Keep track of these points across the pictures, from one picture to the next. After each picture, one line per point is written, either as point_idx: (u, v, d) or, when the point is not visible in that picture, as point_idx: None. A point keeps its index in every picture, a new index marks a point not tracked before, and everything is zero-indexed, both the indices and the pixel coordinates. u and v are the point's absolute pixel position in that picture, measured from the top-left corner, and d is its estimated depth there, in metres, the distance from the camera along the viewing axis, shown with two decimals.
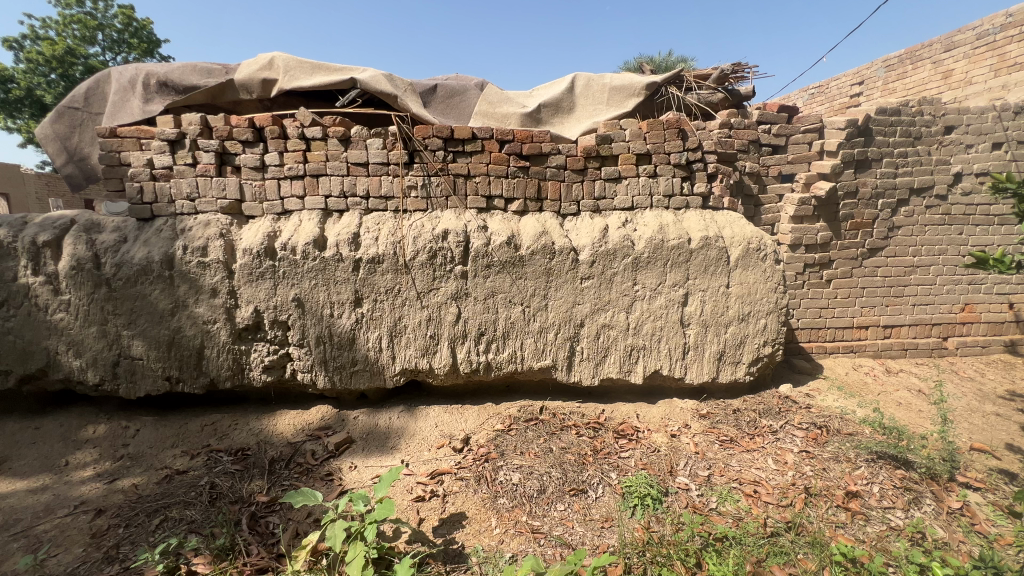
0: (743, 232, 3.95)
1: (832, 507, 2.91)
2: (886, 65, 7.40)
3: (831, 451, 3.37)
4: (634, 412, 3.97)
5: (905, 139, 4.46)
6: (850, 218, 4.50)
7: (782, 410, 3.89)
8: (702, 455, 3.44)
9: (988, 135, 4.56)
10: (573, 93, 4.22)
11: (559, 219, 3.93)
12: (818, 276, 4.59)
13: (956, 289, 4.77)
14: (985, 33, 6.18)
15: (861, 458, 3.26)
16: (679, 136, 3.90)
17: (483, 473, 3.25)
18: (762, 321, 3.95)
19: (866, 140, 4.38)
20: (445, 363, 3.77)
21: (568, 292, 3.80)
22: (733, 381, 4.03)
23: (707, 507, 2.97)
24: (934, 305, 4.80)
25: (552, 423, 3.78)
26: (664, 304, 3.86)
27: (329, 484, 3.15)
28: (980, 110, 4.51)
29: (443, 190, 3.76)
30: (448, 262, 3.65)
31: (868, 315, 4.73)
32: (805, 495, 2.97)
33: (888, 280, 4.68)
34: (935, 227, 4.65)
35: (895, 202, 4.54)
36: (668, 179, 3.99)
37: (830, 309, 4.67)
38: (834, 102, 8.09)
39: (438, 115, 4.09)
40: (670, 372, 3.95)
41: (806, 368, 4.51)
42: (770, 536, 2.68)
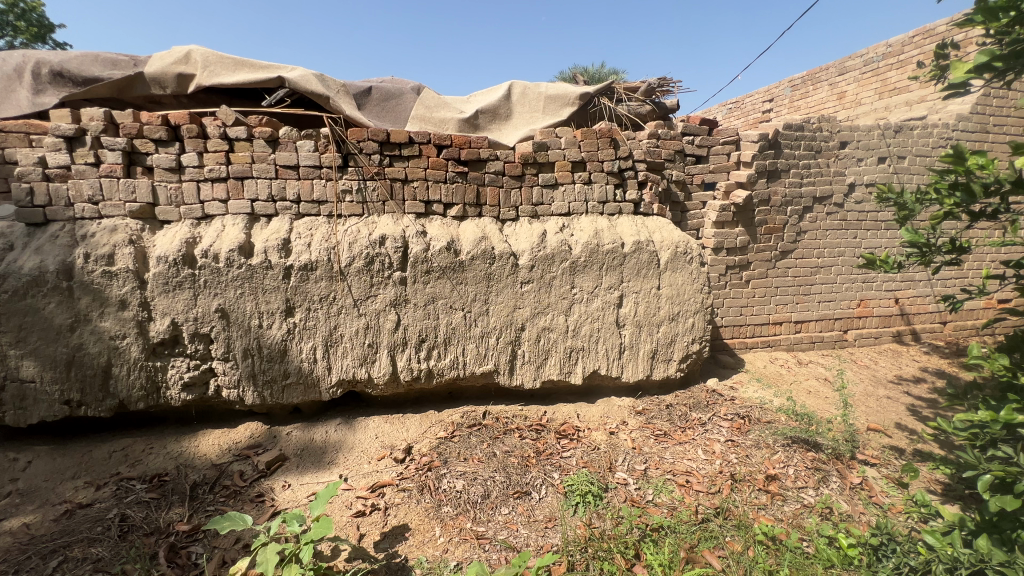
0: (671, 237, 4.19)
1: (754, 490, 3.15)
2: (791, 85, 8.17)
3: (753, 439, 3.64)
4: (574, 412, 4.08)
5: (808, 152, 4.94)
6: (764, 224, 4.91)
7: (709, 403, 4.16)
8: (639, 450, 3.59)
9: (874, 150, 5.14)
10: (510, 100, 4.29)
11: (498, 224, 3.96)
12: (738, 277, 4.96)
13: (854, 286, 5.33)
14: (870, 61, 6.98)
15: (778, 443, 3.55)
16: (611, 145, 4.08)
17: (426, 482, 3.20)
18: (690, 320, 4.21)
19: (776, 153, 4.81)
20: (385, 372, 3.68)
21: (509, 297, 3.84)
22: (665, 377, 4.25)
23: (644, 499, 3.10)
24: (836, 302, 5.33)
25: (495, 427, 3.79)
26: (600, 306, 4.00)
27: (259, 506, 2.96)
28: (868, 128, 5.08)
29: (379, 195, 3.67)
30: (386, 268, 3.57)
31: (782, 312, 5.18)
32: (731, 482, 3.19)
33: (798, 280, 5.15)
34: (835, 231, 5.18)
35: (801, 209, 5.01)
36: (602, 186, 4.16)
37: (749, 307, 5.06)
38: (749, 116, 8.99)
39: (373, 118, 3.99)
40: (608, 371, 4.10)
41: (729, 362, 4.86)
42: (701, 523, 2.85)
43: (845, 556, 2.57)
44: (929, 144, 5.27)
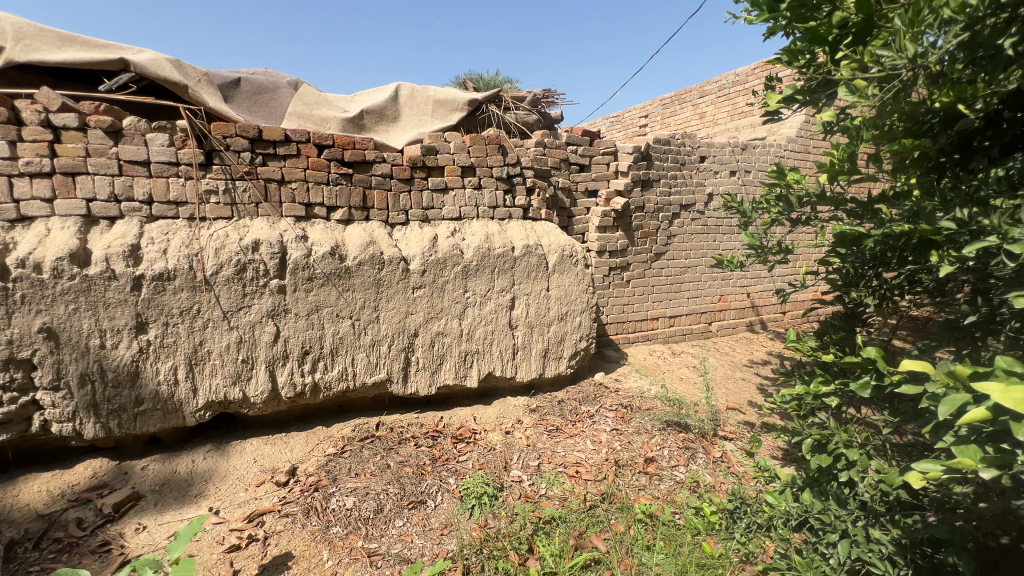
0: (558, 241, 4.41)
1: (635, 473, 3.43)
2: (662, 103, 9.07)
3: (634, 426, 3.97)
4: (471, 415, 4.10)
5: (674, 165, 5.52)
6: (641, 228, 5.38)
7: (597, 396, 4.44)
8: (533, 446, 3.71)
9: (727, 164, 5.90)
10: (397, 102, 4.20)
11: (387, 228, 3.85)
12: (620, 277, 5.38)
13: (715, 283, 6.05)
14: (722, 87, 8.00)
15: (655, 428, 3.92)
16: (500, 151, 4.19)
17: (313, 504, 2.99)
18: (578, 319, 4.46)
19: (647, 164, 5.30)
20: (264, 389, 3.37)
21: (400, 303, 3.75)
22: (557, 374, 4.46)
23: (537, 494, 3.21)
24: (702, 297, 6.01)
25: (389, 438, 3.67)
26: (493, 309, 4.08)
27: (103, 557, 2.53)
28: (721, 145, 5.80)
29: (252, 197, 3.37)
30: (261, 276, 3.28)
31: (658, 308, 5.72)
32: (616, 468, 3.44)
33: (670, 279, 5.72)
34: (698, 235, 5.84)
35: (670, 215, 5.58)
36: (492, 191, 4.24)
37: (630, 305, 5.51)
38: (628, 129, 9.84)
39: (243, 112, 3.65)
40: (502, 372, 4.19)
41: (614, 356, 5.25)
42: (588, 509, 3.02)
43: (708, 523, 2.91)
44: (767, 161, 6.16)
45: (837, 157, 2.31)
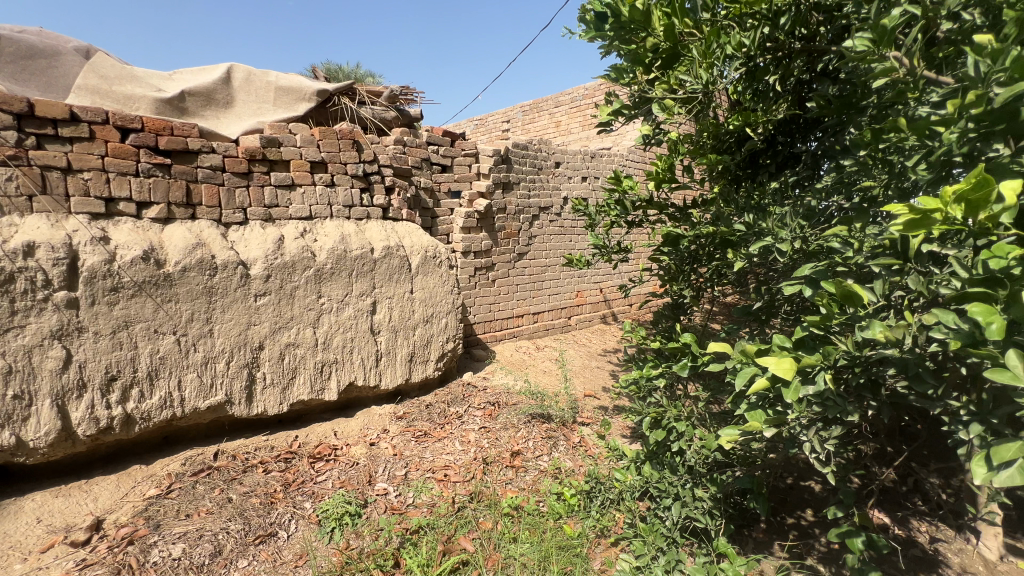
0: (421, 242, 4.31)
1: (502, 468, 3.52)
2: (522, 109, 9.49)
3: (501, 421, 4.08)
4: (331, 430, 3.80)
5: (532, 169, 5.80)
6: (503, 229, 5.55)
7: (465, 396, 4.46)
8: (400, 456, 3.58)
9: (579, 171, 6.38)
10: (230, 85, 3.70)
11: (221, 229, 3.36)
12: (485, 277, 5.49)
13: (573, 280, 6.50)
14: (574, 98, 8.65)
15: (520, 421, 4.08)
16: (354, 147, 3.95)
17: (127, 561, 2.45)
18: (444, 321, 4.41)
19: (507, 167, 5.48)
20: (49, 429, 2.69)
21: (239, 313, 3.31)
22: (424, 378, 4.36)
23: (404, 504, 3.10)
24: (562, 294, 6.41)
25: (231, 468, 3.21)
26: (352, 315, 3.83)
27: None
28: (574, 153, 6.26)
29: (23, 188, 2.68)
30: (40, 288, 2.61)
31: (523, 306, 5.97)
32: (483, 466, 3.49)
33: (532, 277, 6.01)
34: (557, 235, 6.22)
35: (531, 217, 5.85)
36: (347, 189, 3.98)
37: (496, 304, 5.65)
38: (492, 132, 10.11)
39: (6, 80, 2.86)
40: (365, 381, 3.96)
41: (482, 355, 5.34)
42: (457, 512, 3.01)
43: (568, 506, 3.09)
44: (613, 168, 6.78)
45: (659, 168, 2.63)
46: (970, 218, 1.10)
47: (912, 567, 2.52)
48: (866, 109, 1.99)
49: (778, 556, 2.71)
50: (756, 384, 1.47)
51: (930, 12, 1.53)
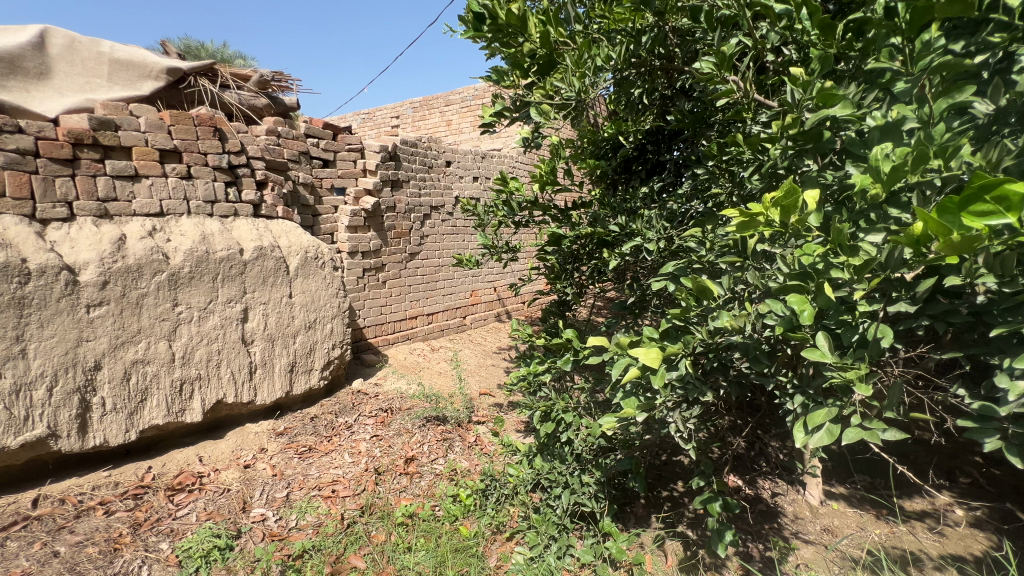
0: (300, 241, 3.98)
1: (396, 476, 3.40)
2: (412, 106, 9.26)
3: (395, 428, 3.95)
4: (195, 455, 3.34)
5: (422, 167, 5.69)
6: (393, 228, 5.36)
7: (355, 405, 4.24)
8: (280, 476, 3.27)
9: (471, 170, 6.40)
10: (44, 52, 3.05)
11: (37, 227, 2.82)
12: (376, 279, 5.27)
13: (467, 280, 6.49)
14: (465, 98, 8.66)
15: (415, 426, 3.99)
16: (215, 135, 3.56)
17: None
18: (329, 326, 4.13)
19: (396, 164, 5.30)
20: None
21: (65, 328, 2.76)
22: (308, 389, 4.04)
23: (286, 528, 2.84)
24: (456, 294, 6.37)
25: (58, 515, 2.66)
26: (218, 324, 3.40)
27: None
28: (465, 152, 6.26)
29: None
30: None
31: (416, 307, 5.82)
32: (376, 476, 3.34)
33: (426, 277, 5.89)
34: (450, 235, 6.17)
35: (422, 216, 5.73)
36: (209, 183, 3.54)
37: (387, 306, 5.45)
38: (381, 128, 9.73)
39: None
40: (236, 398, 3.54)
41: (373, 360, 5.11)
42: (347, 529, 2.83)
43: (464, 507, 3.08)
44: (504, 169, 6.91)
45: (543, 170, 2.74)
46: (786, 221, 1.30)
47: (759, 520, 2.94)
48: (714, 124, 2.27)
49: (655, 527, 2.98)
50: (629, 373, 1.59)
51: (758, 44, 1.78)
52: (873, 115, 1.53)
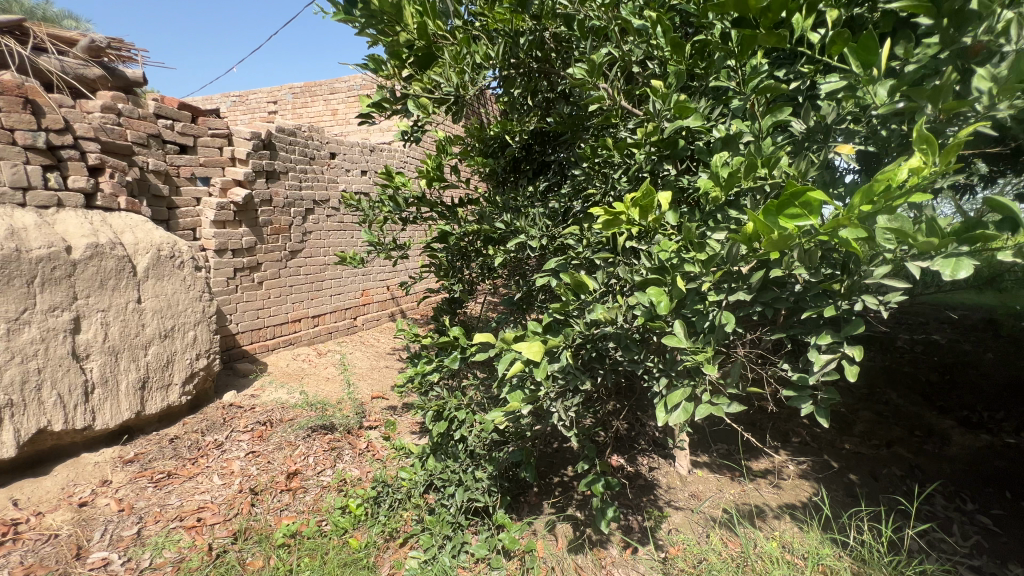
0: (150, 237, 3.51)
1: (276, 494, 3.13)
2: (291, 91, 8.54)
3: (275, 442, 3.64)
4: (7, 498, 2.73)
5: (302, 158, 5.28)
6: (270, 224, 4.91)
7: (227, 420, 3.81)
8: (128, 510, 2.81)
9: (358, 164, 6.08)
10: None
11: None
12: (250, 279, 4.80)
13: (357, 279, 6.14)
14: (351, 87, 8.20)
15: (298, 438, 3.72)
16: (29, 108, 3.09)
17: None
18: (191, 334, 3.65)
19: (271, 154, 4.85)
20: None
21: None
22: (166, 408, 3.52)
23: (137, 570, 2.44)
24: (345, 294, 6.00)
25: None
26: (37, 337, 2.86)
27: None
28: (351, 144, 5.92)
29: None
30: None
31: (299, 309, 5.39)
32: (251, 497, 3.04)
33: (310, 277, 5.49)
34: (336, 231, 5.81)
35: (304, 211, 5.32)
36: (21, 166, 3.01)
37: (265, 309, 4.98)
38: (255, 113, 8.83)
39: None
40: (67, 425, 2.95)
41: (249, 369, 4.64)
42: (215, 560, 2.53)
43: (354, 518, 2.92)
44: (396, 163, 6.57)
45: (429, 166, 2.69)
46: (643, 220, 1.43)
47: (638, 494, 3.21)
48: (590, 129, 2.41)
49: (547, 513, 3.10)
50: (513, 368, 1.62)
51: (625, 56, 1.94)
52: (716, 127, 1.75)
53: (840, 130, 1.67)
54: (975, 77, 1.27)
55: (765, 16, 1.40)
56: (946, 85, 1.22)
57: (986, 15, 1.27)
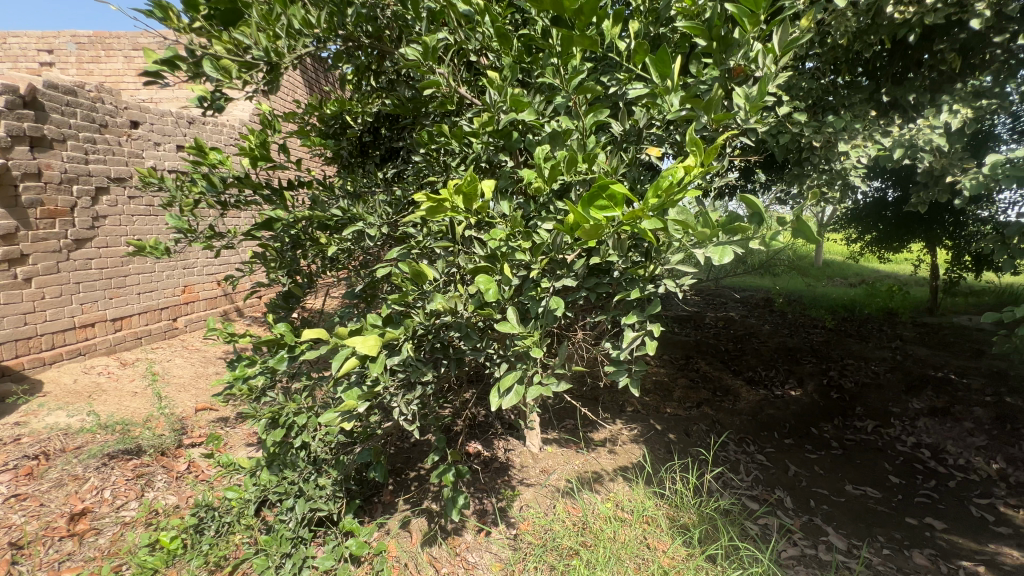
0: None
1: (54, 543, 2.54)
2: (75, 41, 6.93)
3: (53, 478, 2.95)
4: None
5: (88, 123, 4.34)
6: (40, 204, 3.94)
7: None
8: None
9: (171, 137, 5.19)
10: None
11: None
12: (9, 275, 3.77)
13: (174, 273, 5.21)
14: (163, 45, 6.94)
15: (89, 469, 3.06)
16: None
17: None
18: None
19: (38, 116, 3.92)
20: None
21: None
22: None
23: None
24: (158, 291, 5.05)
25: None
26: None
27: None
28: (160, 113, 5.05)
29: None
30: None
31: (91, 311, 4.38)
32: (13, 553, 2.43)
33: (106, 271, 4.50)
34: (143, 216, 4.88)
35: (93, 190, 4.37)
36: None
37: (37, 313, 3.95)
38: (20, 63, 6.95)
39: None
40: None
41: (15, 390, 3.64)
42: None
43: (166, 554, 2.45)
44: (223, 140, 5.80)
45: (251, 142, 2.24)
46: (468, 207, 1.44)
47: (492, 477, 3.30)
48: (429, 114, 2.37)
49: (400, 511, 3.01)
50: (346, 365, 1.36)
51: (459, 43, 1.94)
52: (547, 122, 1.83)
53: (648, 134, 1.88)
54: (736, 95, 1.53)
55: (578, 18, 1.55)
56: (714, 100, 1.45)
57: (746, 42, 1.53)
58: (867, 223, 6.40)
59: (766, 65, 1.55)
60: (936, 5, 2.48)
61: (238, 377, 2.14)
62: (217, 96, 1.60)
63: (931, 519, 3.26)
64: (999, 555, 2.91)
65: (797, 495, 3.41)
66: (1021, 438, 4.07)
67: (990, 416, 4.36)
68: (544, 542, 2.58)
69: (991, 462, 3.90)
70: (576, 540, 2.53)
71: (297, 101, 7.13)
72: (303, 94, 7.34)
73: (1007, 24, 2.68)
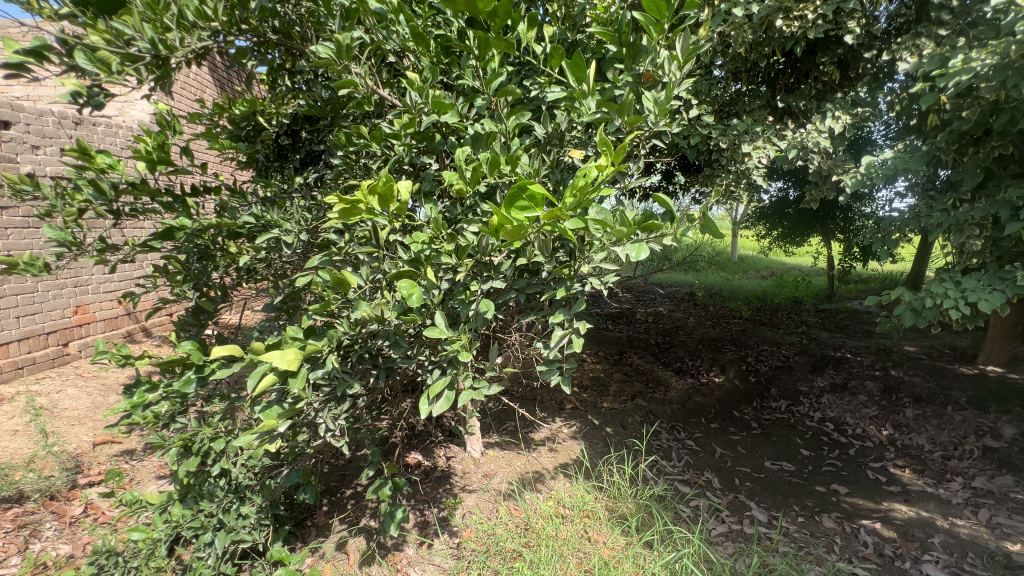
0: None
1: None
2: None
3: None
4: None
5: None
6: None
7: None
8: None
9: (52, 139, 4.64)
10: None
11: None
12: None
13: (63, 293, 4.64)
14: None
15: None
16: None
17: None
18: None
19: None
20: None
21: None
22: None
23: None
24: (42, 314, 4.47)
25: None
26: None
27: None
28: (37, 112, 4.51)
29: None
30: None
31: None
32: None
33: None
34: (18, 229, 4.31)
35: None
36: None
37: None
38: None
39: None
40: None
41: None
42: None
43: None
44: (117, 143, 5.34)
45: (146, 145, 1.98)
46: (384, 209, 1.38)
47: (432, 487, 3.22)
48: (349, 116, 2.31)
49: (336, 533, 2.87)
50: (262, 384, 1.22)
51: (378, 43, 1.90)
52: (469, 125, 1.83)
53: (570, 137, 1.92)
54: (645, 99, 1.62)
55: (494, 20, 1.57)
56: (627, 102, 1.51)
57: (653, 50, 1.63)
58: (772, 220, 7.02)
59: (671, 71, 1.67)
60: (817, 21, 2.77)
61: (136, 405, 1.91)
62: (95, 91, 1.39)
63: (836, 485, 3.62)
64: (891, 511, 3.28)
65: (723, 475, 3.63)
66: (904, 405, 4.62)
67: (880, 388, 4.92)
68: (487, 548, 2.56)
69: (882, 429, 4.39)
70: (518, 542, 2.53)
71: (202, 99, 6.62)
72: (211, 93, 6.86)
73: (873, 42, 3.07)
